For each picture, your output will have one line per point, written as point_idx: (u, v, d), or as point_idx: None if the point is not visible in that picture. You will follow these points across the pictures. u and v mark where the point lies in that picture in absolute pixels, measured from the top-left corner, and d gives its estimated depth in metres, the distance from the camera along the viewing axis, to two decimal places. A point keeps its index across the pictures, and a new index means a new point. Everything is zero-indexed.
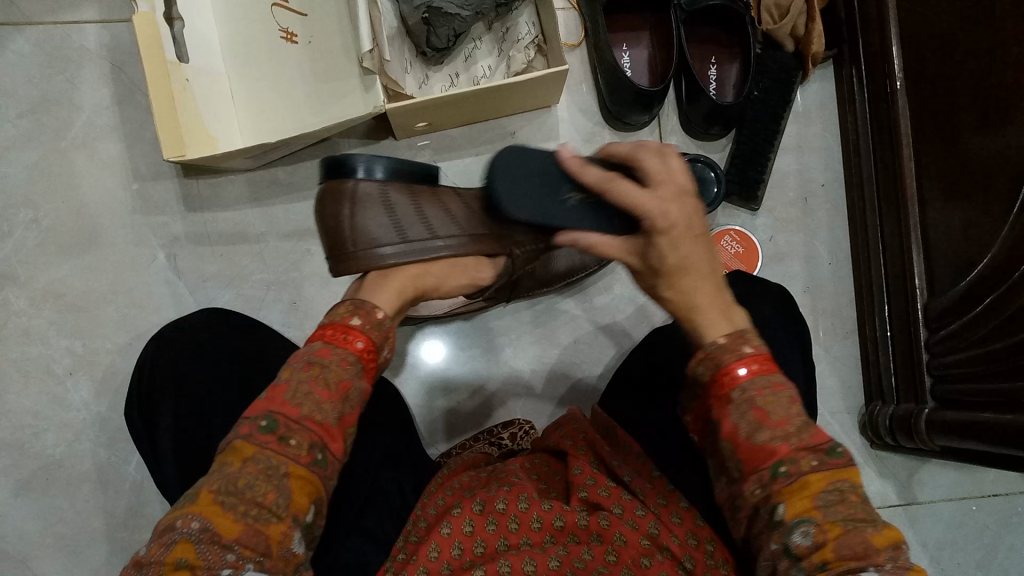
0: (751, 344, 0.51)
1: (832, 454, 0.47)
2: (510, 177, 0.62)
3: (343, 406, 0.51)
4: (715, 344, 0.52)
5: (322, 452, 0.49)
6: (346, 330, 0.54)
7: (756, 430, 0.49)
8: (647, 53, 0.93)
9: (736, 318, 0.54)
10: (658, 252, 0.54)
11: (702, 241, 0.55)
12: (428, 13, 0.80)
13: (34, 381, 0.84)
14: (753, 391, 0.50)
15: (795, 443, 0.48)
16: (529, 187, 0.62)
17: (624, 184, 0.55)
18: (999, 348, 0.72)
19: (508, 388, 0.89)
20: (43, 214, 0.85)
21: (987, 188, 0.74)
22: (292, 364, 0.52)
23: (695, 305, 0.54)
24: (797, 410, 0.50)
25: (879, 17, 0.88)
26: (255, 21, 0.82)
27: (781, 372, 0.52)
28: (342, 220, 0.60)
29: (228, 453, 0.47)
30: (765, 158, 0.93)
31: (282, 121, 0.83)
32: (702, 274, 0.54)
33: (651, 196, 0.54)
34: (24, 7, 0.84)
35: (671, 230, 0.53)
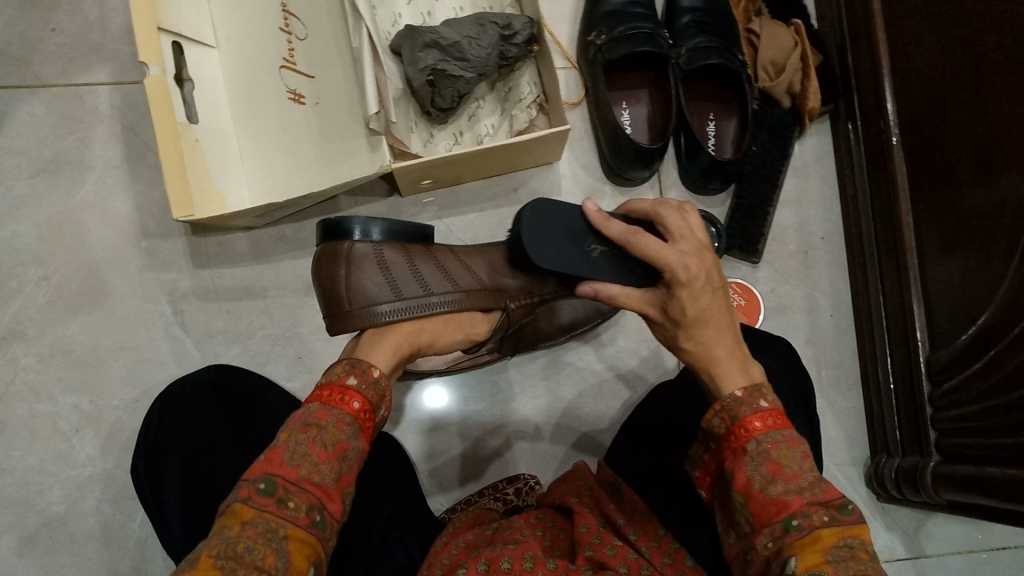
0: (767, 399, 0.54)
1: (844, 511, 0.48)
2: (538, 225, 0.66)
3: (341, 466, 0.51)
4: (730, 397, 0.54)
5: (321, 513, 0.49)
6: (342, 390, 0.54)
7: (769, 483, 0.50)
8: (646, 111, 0.94)
9: (753, 370, 0.57)
10: (678, 303, 0.57)
11: (719, 294, 0.58)
12: (433, 75, 0.83)
13: (39, 438, 0.84)
14: (767, 443, 0.51)
15: (808, 498, 0.49)
16: (558, 239, 0.66)
17: (649, 239, 0.59)
18: (1001, 403, 0.72)
19: (512, 441, 0.89)
20: (53, 272, 0.86)
21: (984, 241, 0.75)
22: (290, 426, 0.52)
23: (715, 357, 0.57)
24: (809, 466, 0.51)
25: (873, 74, 0.90)
26: (262, 84, 0.84)
27: (795, 429, 0.53)
28: (338, 280, 0.61)
29: (229, 517, 0.47)
30: (765, 212, 0.94)
31: (289, 179, 0.85)
32: (719, 324, 0.58)
33: (673, 251, 0.57)
34: (39, 70, 0.87)
35: (693, 284, 0.57)
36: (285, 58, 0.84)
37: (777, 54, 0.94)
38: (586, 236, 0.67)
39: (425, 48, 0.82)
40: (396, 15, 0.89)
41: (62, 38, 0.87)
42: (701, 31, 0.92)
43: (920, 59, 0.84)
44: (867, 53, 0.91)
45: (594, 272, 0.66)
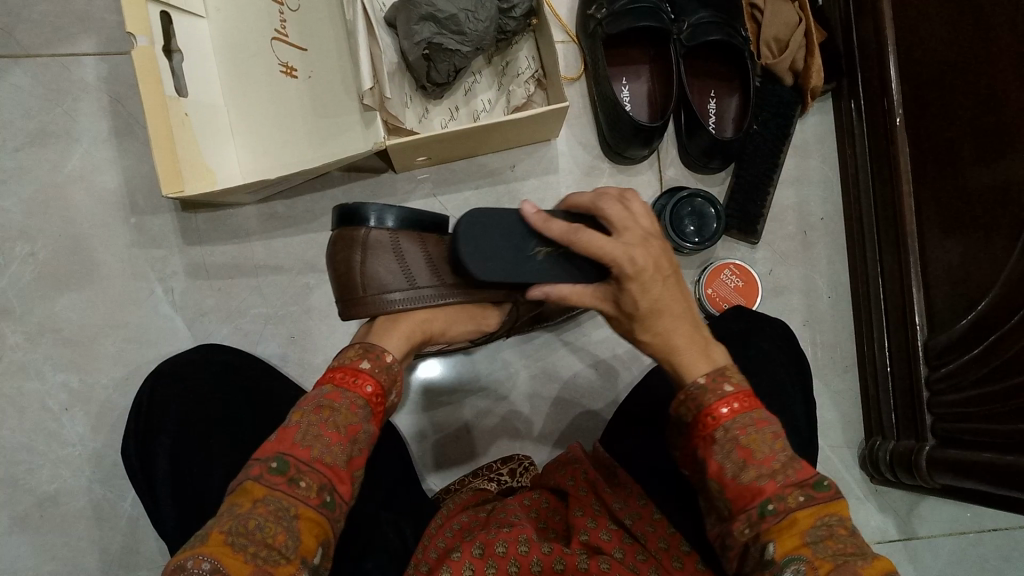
0: (731, 382, 0.52)
1: (819, 488, 0.47)
2: (474, 236, 0.59)
3: (352, 448, 0.50)
4: (694, 385, 0.52)
5: (331, 494, 0.48)
6: (355, 374, 0.54)
7: (740, 470, 0.49)
8: (647, 87, 0.93)
9: (715, 354, 0.54)
10: (629, 298, 0.54)
11: (671, 282, 0.55)
12: (429, 49, 0.81)
13: (29, 417, 0.83)
14: (735, 430, 0.50)
15: (781, 480, 0.48)
16: (496, 248, 0.59)
17: (594, 237, 0.54)
18: (1001, 389, 0.71)
19: (508, 422, 0.88)
20: (39, 248, 0.84)
21: (988, 225, 0.74)
22: (302, 407, 0.51)
23: (675, 346, 0.54)
24: (780, 447, 0.50)
25: (879, 53, 0.88)
26: (254, 56, 0.82)
27: (765, 409, 0.52)
28: (353, 267, 0.59)
29: (239, 494, 0.46)
30: (763, 194, 0.93)
31: (284, 155, 0.83)
32: (673, 313, 0.55)
33: (620, 244, 0.53)
34: (23, 40, 0.84)
35: (643, 275, 0.53)
36: (276, 29, 0.81)
37: (780, 30, 0.92)
38: (530, 236, 0.60)
39: (420, 20, 0.79)
40: None
41: (46, 5, 0.85)
42: (703, 6, 0.89)
43: (926, 37, 0.82)
44: (873, 30, 0.89)
45: (538, 279, 0.60)
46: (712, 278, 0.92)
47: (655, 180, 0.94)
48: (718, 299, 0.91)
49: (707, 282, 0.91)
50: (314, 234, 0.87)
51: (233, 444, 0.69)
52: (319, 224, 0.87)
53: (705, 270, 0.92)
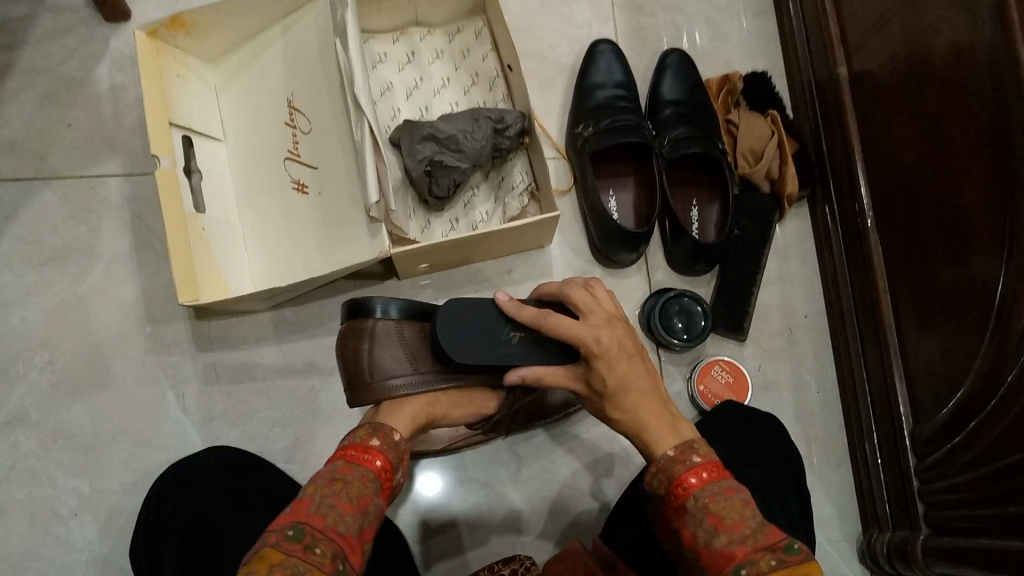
0: (698, 454, 0.56)
1: (790, 552, 0.48)
2: (453, 326, 0.64)
3: (363, 520, 0.52)
4: (664, 457, 0.56)
5: (343, 562, 0.48)
6: (366, 450, 0.56)
7: (712, 537, 0.51)
8: (632, 197, 0.99)
9: (682, 430, 0.59)
10: (596, 375, 0.60)
11: (635, 359, 0.60)
12: (431, 166, 0.88)
13: (38, 522, 0.84)
14: (705, 498, 0.53)
15: (751, 545, 0.50)
16: (475, 337, 0.65)
17: (564, 321, 0.60)
18: (986, 474, 0.73)
19: (509, 521, 0.89)
20: (58, 356, 0.88)
21: (960, 317, 0.78)
22: (314, 482, 0.53)
23: (642, 423, 0.59)
24: (752, 514, 0.52)
25: (847, 161, 0.96)
26: (269, 175, 0.89)
27: (735, 480, 0.55)
28: (361, 354, 0.64)
29: (254, 561, 0.45)
30: (748, 296, 0.97)
31: (293, 265, 0.88)
32: (640, 390, 0.60)
33: (585, 328, 0.59)
34: (54, 164, 0.91)
35: (609, 353, 0.59)
36: (289, 150, 0.88)
37: (755, 142, 1.00)
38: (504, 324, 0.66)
39: (423, 140, 0.88)
40: (395, 109, 0.95)
41: (77, 133, 0.92)
42: (681, 123, 0.98)
43: (889, 145, 0.89)
44: (841, 143, 0.97)
45: (516, 362, 0.65)
46: (703, 374, 0.95)
47: (644, 283, 0.99)
48: (708, 393, 0.95)
49: (699, 379, 0.95)
50: (320, 338, 0.91)
51: (240, 545, 0.70)
52: (325, 329, 0.91)
53: (696, 368, 0.95)
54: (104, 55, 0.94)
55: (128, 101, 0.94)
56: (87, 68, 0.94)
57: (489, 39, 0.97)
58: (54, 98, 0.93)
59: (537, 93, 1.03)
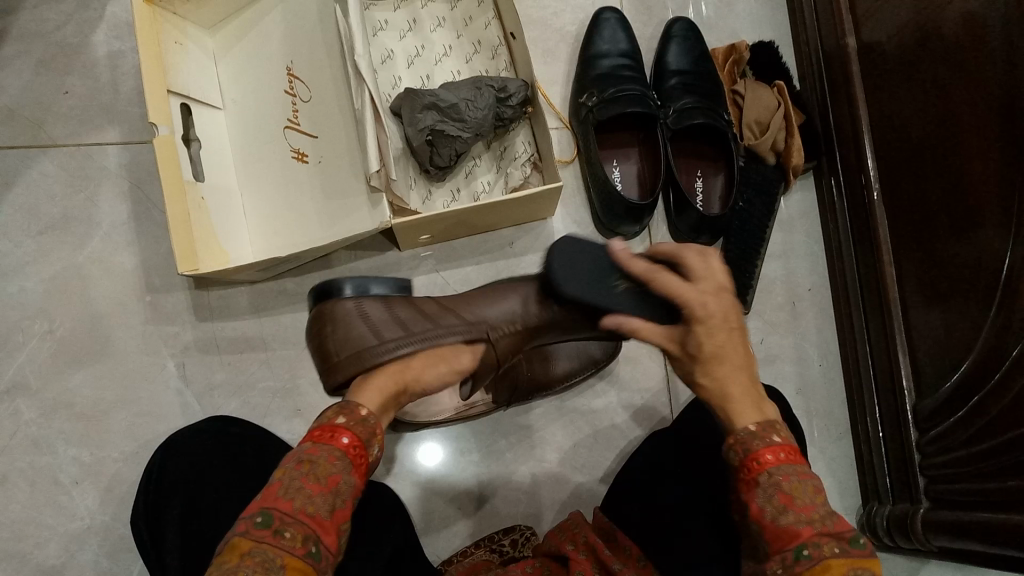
0: (779, 434, 0.55)
1: (854, 544, 0.50)
2: (567, 255, 0.60)
3: (334, 499, 0.51)
4: (745, 430, 0.55)
5: (316, 544, 0.49)
6: (332, 428, 0.55)
7: (780, 514, 0.51)
8: (636, 167, 0.98)
9: (767, 409, 0.57)
10: (695, 340, 0.57)
11: (737, 334, 0.58)
12: (432, 135, 0.87)
13: (40, 490, 0.85)
14: (779, 476, 0.52)
15: (818, 528, 0.50)
16: (584, 274, 0.60)
17: (670, 278, 0.57)
18: (988, 448, 0.73)
19: (510, 492, 0.89)
20: (57, 325, 0.88)
21: (965, 290, 0.77)
22: (282, 464, 0.52)
23: (730, 395, 0.56)
24: (821, 499, 0.52)
25: (854, 133, 0.94)
26: (268, 144, 0.88)
27: (807, 464, 0.54)
28: (325, 339, 0.62)
29: (226, 551, 0.47)
30: (752, 266, 0.97)
31: (293, 236, 0.87)
32: (734, 363, 0.57)
33: (693, 290, 0.57)
34: (50, 132, 0.90)
35: (710, 321, 0.56)
36: (288, 119, 0.87)
37: (761, 113, 0.98)
38: (611, 273, 0.60)
39: (424, 109, 0.86)
40: (396, 78, 0.94)
41: (74, 100, 0.91)
42: (687, 93, 0.97)
43: (898, 116, 0.87)
44: (848, 114, 0.95)
45: (615, 308, 0.58)
46: None
47: None
48: None
49: None
50: None
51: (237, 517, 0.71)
52: None
53: None
54: (100, 22, 0.93)
55: (125, 68, 0.93)
56: (83, 34, 0.92)
57: (491, 7, 0.95)
58: (49, 65, 0.91)
59: (540, 62, 1.01)
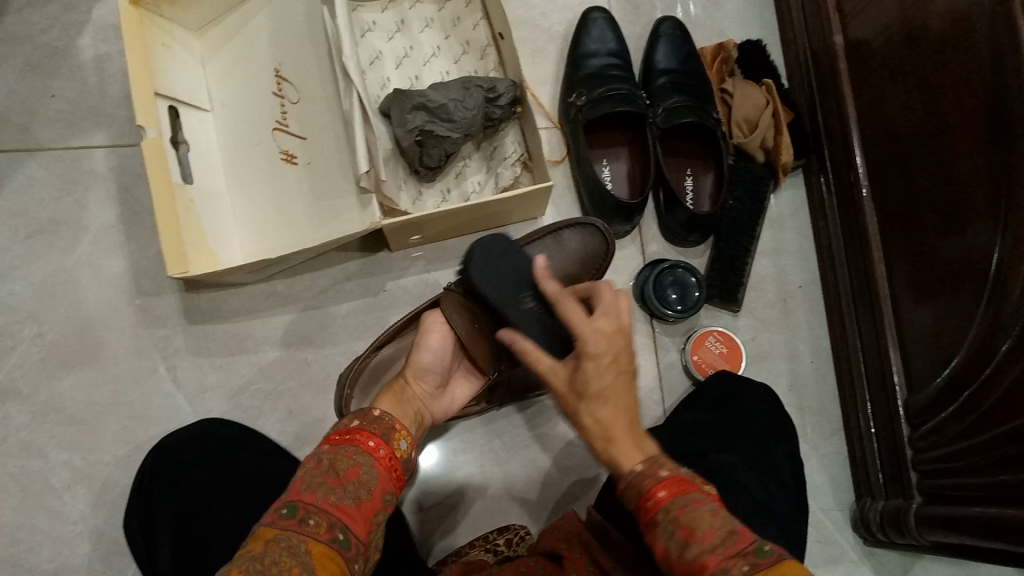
0: (666, 468, 0.55)
1: (760, 555, 0.47)
2: (488, 258, 0.67)
3: (357, 491, 0.52)
4: (633, 472, 0.55)
5: (343, 532, 0.50)
6: (349, 431, 0.56)
7: (685, 548, 0.50)
8: (626, 167, 0.98)
9: (648, 446, 0.57)
10: (583, 375, 0.57)
11: (625, 375, 0.58)
12: (421, 135, 0.86)
13: (31, 495, 0.84)
14: (674, 511, 0.52)
15: (722, 554, 0.48)
16: (503, 275, 0.67)
17: (574, 311, 0.58)
18: (979, 442, 0.73)
19: (504, 492, 0.89)
20: (47, 330, 0.87)
21: (954, 285, 0.78)
22: (304, 464, 0.53)
23: (612, 435, 0.57)
24: (722, 521, 0.50)
25: (842, 129, 0.95)
26: (257, 145, 0.88)
27: (703, 492, 0.54)
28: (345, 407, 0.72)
29: (252, 539, 0.48)
30: (742, 264, 0.97)
31: (284, 237, 0.87)
32: (619, 403, 0.57)
33: (587, 324, 0.58)
34: (38, 135, 0.90)
35: (601, 357, 0.57)
36: (277, 121, 0.87)
37: (749, 112, 0.99)
38: (522, 289, 0.67)
39: (413, 110, 0.86)
40: (385, 79, 0.94)
41: (61, 103, 0.90)
42: (676, 91, 0.97)
43: (886, 112, 0.88)
44: (836, 111, 0.96)
45: (516, 319, 0.65)
46: (698, 346, 0.95)
47: (637, 255, 0.98)
48: (703, 363, 0.94)
49: (693, 349, 0.95)
50: (311, 311, 0.91)
51: (232, 540, 0.71)
52: (317, 301, 0.91)
53: (689, 338, 0.95)
54: (87, 24, 0.92)
55: (113, 70, 0.92)
56: (70, 37, 0.92)
57: (480, 8, 0.95)
58: (36, 68, 0.91)
59: (529, 62, 1.01)
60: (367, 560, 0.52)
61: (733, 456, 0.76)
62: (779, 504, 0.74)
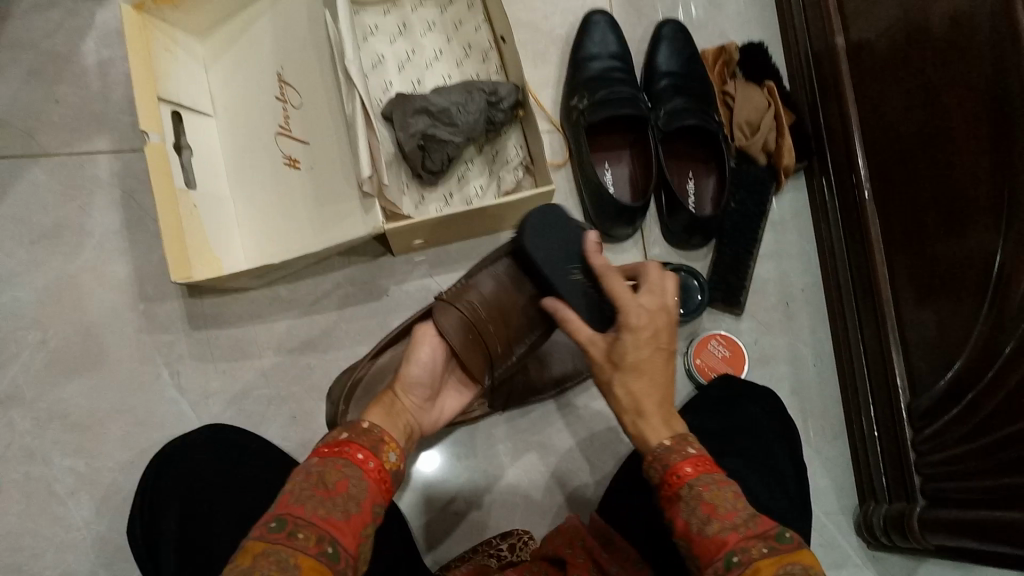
0: (693, 446, 0.56)
1: (781, 538, 0.49)
2: (542, 227, 0.69)
3: (346, 503, 0.52)
4: (660, 446, 0.56)
5: (333, 545, 0.50)
6: (338, 445, 0.56)
7: (705, 524, 0.52)
8: (628, 170, 0.98)
9: (676, 425, 0.59)
10: (621, 347, 0.59)
11: (663, 353, 0.60)
12: (424, 140, 0.87)
13: (35, 501, 0.84)
14: (699, 486, 0.53)
15: (744, 532, 0.50)
16: (553, 243, 0.69)
17: (618, 285, 0.61)
18: (983, 445, 0.73)
19: (508, 497, 0.89)
20: (50, 336, 0.87)
21: (956, 288, 0.78)
22: (293, 479, 0.54)
23: (643, 409, 0.58)
24: (743, 505, 0.53)
25: (844, 132, 0.95)
26: (261, 150, 0.88)
27: (726, 474, 0.56)
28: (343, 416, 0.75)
29: (240, 555, 0.48)
30: (746, 267, 0.96)
31: (286, 242, 0.87)
32: (653, 378, 0.59)
33: (632, 300, 0.60)
34: (41, 141, 0.90)
35: (641, 331, 0.59)
36: (280, 125, 0.87)
37: (750, 114, 0.99)
38: (571, 261, 0.68)
39: (416, 113, 0.87)
40: (387, 83, 0.94)
41: (64, 109, 0.91)
42: (678, 94, 0.97)
43: (888, 113, 0.87)
44: (837, 112, 0.96)
45: (565, 290, 0.67)
46: (701, 348, 0.95)
47: (639, 258, 0.98)
48: (706, 367, 0.94)
49: (695, 352, 0.95)
50: (314, 316, 0.91)
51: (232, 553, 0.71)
52: (320, 307, 0.91)
53: (692, 342, 0.95)
54: (90, 30, 0.92)
55: (116, 76, 0.92)
56: (73, 43, 0.92)
57: (482, 11, 0.95)
58: (39, 74, 0.91)
59: (531, 66, 1.01)
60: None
61: (737, 460, 0.76)
62: (781, 507, 0.74)
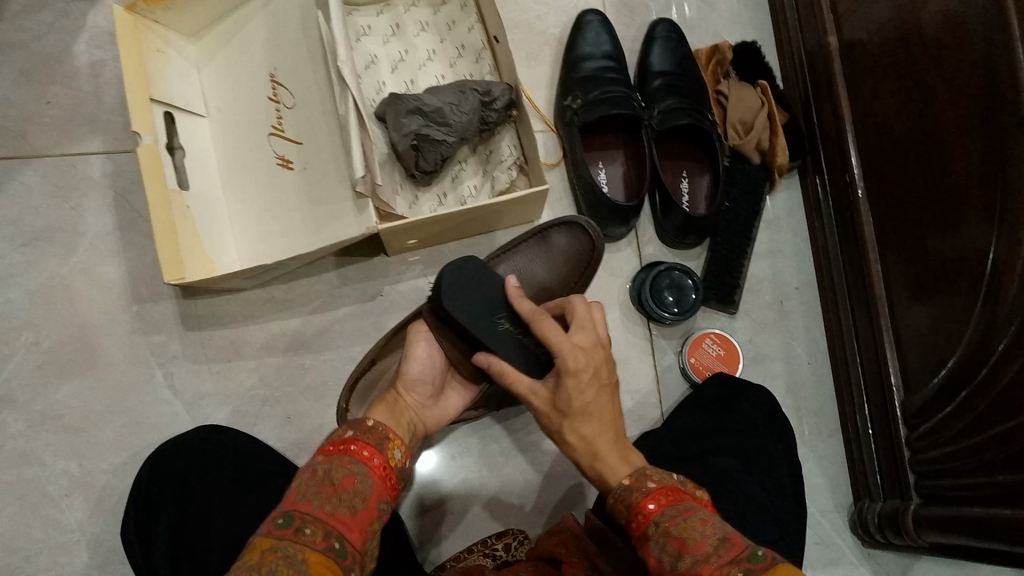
0: (653, 479, 0.56)
1: (754, 559, 0.48)
2: (459, 281, 0.69)
3: (353, 499, 0.52)
4: (620, 487, 0.56)
5: (339, 541, 0.50)
6: (344, 441, 0.56)
7: (677, 560, 0.50)
8: (622, 169, 0.98)
9: (633, 458, 0.59)
10: (565, 394, 0.59)
11: (606, 389, 0.61)
12: (417, 140, 0.86)
13: (28, 504, 0.84)
14: (665, 522, 0.52)
15: (715, 562, 0.49)
16: (473, 297, 0.69)
17: (548, 326, 0.61)
18: (976, 442, 0.73)
19: (504, 497, 0.89)
20: (43, 337, 0.87)
21: (949, 286, 0.78)
22: (300, 476, 0.54)
23: (597, 451, 0.59)
24: (712, 530, 0.51)
25: (837, 131, 0.95)
26: (255, 151, 0.87)
27: (689, 502, 0.55)
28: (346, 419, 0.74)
29: (248, 550, 0.48)
30: (739, 265, 0.97)
31: (280, 241, 0.87)
32: (600, 418, 0.60)
33: (565, 340, 0.60)
34: (33, 142, 0.90)
35: (580, 374, 0.59)
36: (273, 125, 0.86)
37: (745, 113, 0.99)
38: (497, 311, 0.69)
39: (409, 114, 0.86)
40: (380, 83, 0.94)
41: (57, 110, 0.90)
42: (671, 93, 0.97)
43: (881, 112, 0.88)
44: (830, 111, 0.96)
45: (494, 342, 0.67)
46: (695, 346, 0.95)
47: (634, 257, 0.98)
48: (700, 365, 0.94)
49: (690, 351, 0.95)
50: (308, 317, 0.91)
51: (229, 554, 0.71)
52: (314, 307, 0.91)
53: (686, 340, 0.95)
54: (83, 31, 0.92)
55: (108, 78, 0.92)
56: (65, 43, 0.92)
57: (475, 11, 0.95)
58: (31, 75, 0.90)
59: (525, 66, 1.01)
60: (364, 571, 0.52)
61: (732, 458, 0.76)
62: (777, 505, 0.74)
